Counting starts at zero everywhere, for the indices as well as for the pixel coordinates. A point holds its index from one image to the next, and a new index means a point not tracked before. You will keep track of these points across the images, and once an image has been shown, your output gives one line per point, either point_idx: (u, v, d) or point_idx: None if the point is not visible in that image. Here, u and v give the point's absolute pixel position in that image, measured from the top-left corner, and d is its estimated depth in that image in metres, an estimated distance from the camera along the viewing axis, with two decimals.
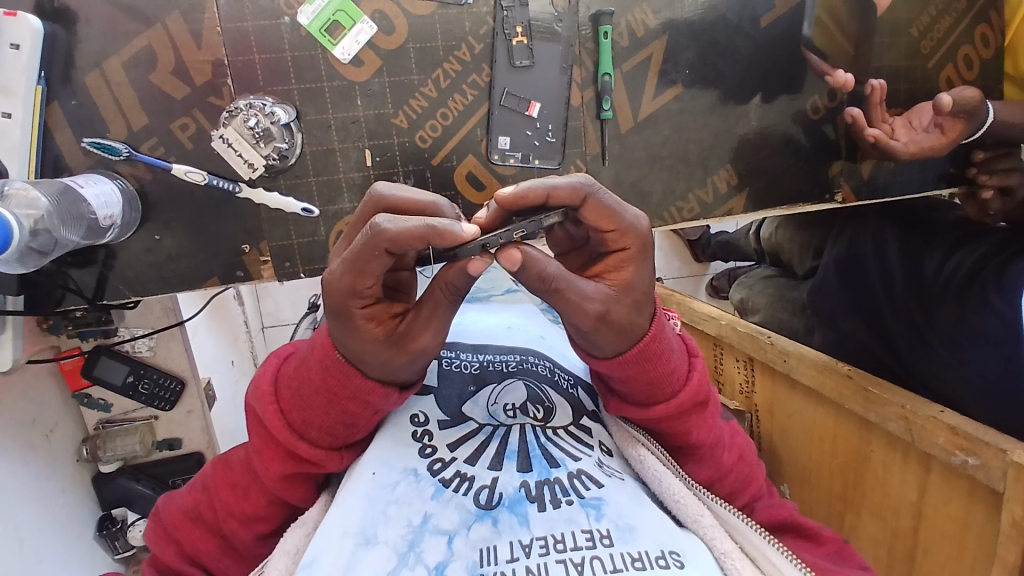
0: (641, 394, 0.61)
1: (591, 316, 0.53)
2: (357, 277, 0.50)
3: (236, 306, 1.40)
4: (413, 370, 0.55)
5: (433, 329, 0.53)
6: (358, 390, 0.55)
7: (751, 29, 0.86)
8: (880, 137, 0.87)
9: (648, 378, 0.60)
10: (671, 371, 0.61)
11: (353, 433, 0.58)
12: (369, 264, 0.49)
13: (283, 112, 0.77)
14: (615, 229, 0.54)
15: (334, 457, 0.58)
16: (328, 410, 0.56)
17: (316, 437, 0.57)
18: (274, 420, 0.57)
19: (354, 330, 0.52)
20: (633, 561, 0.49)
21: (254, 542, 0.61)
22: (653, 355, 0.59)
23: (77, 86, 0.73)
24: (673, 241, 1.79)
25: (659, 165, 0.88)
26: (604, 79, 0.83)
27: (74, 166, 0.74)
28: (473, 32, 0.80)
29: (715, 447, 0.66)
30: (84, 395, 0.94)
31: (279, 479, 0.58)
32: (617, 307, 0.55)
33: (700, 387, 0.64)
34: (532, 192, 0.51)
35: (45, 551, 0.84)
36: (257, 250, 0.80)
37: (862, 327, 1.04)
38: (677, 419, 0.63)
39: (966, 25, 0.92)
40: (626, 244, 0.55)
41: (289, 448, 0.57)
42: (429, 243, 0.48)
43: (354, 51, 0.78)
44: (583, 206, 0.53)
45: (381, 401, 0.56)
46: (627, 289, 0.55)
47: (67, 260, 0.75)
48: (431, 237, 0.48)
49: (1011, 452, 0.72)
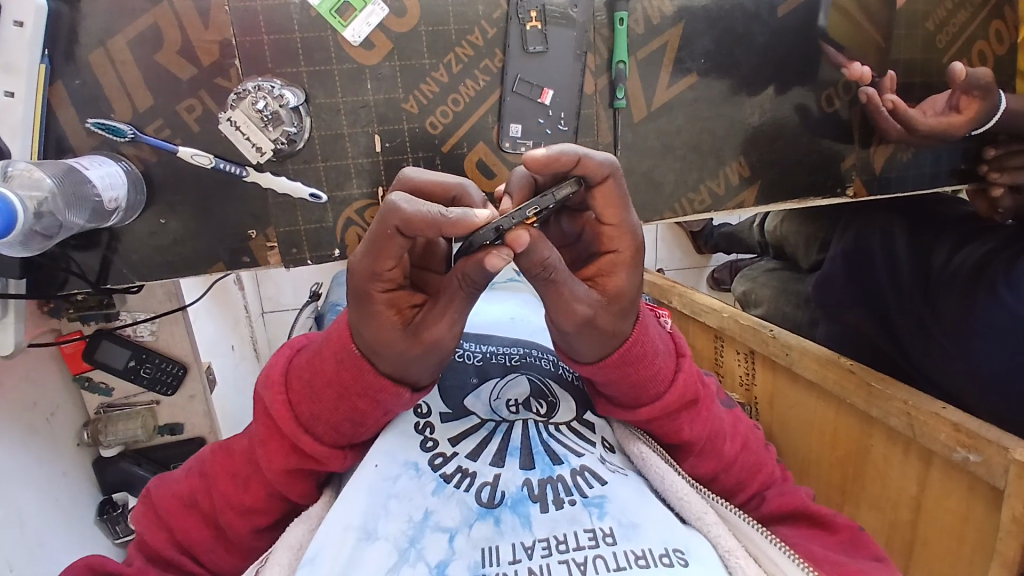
0: (626, 397, 0.60)
1: (576, 319, 0.52)
2: (378, 260, 0.49)
3: (236, 291, 1.39)
4: (430, 368, 0.54)
5: (447, 322, 0.51)
6: (370, 386, 0.54)
7: (768, 17, 0.85)
8: (899, 103, 0.86)
9: (630, 381, 0.59)
10: (656, 372, 0.60)
11: (361, 431, 0.57)
12: (385, 247, 0.49)
13: (292, 95, 0.75)
14: (616, 223, 0.54)
15: (338, 455, 0.58)
16: (337, 405, 0.55)
17: (322, 431, 0.56)
18: (282, 411, 0.56)
19: (374, 316, 0.51)
20: (637, 559, 0.48)
21: (250, 535, 0.60)
22: (635, 357, 0.58)
23: (81, 64, 0.71)
24: (676, 232, 1.78)
25: (671, 155, 0.87)
26: (618, 66, 0.81)
27: (79, 147, 0.72)
28: (486, 15, 0.79)
29: (714, 439, 0.65)
30: (86, 378, 0.94)
31: (281, 472, 0.57)
32: (605, 314, 0.54)
33: (688, 387, 0.62)
34: (563, 155, 0.49)
35: (47, 535, 0.84)
36: (263, 235, 0.79)
37: (870, 320, 1.02)
38: (668, 418, 0.62)
39: (983, 19, 0.90)
40: (616, 246, 0.54)
41: (294, 441, 0.56)
42: (441, 232, 0.47)
43: (365, 33, 0.76)
44: (601, 186, 0.52)
45: (392, 400, 0.55)
46: (616, 299, 0.54)
47: (71, 243, 0.74)
48: (443, 225, 0.47)
49: (1013, 449, 0.72)
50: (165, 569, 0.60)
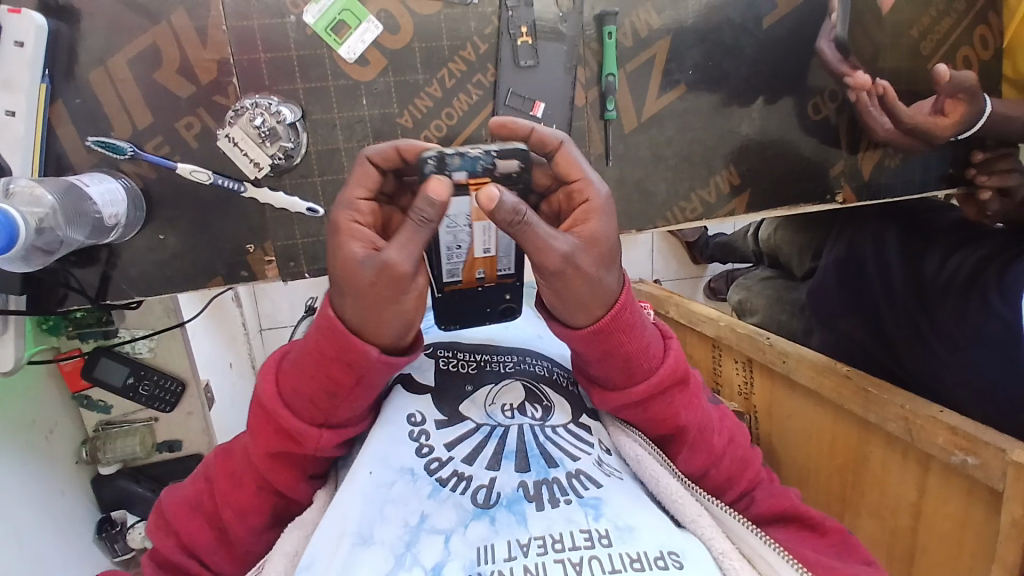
0: (619, 374, 0.62)
1: (555, 257, 0.53)
2: (352, 188, 0.55)
3: (233, 307, 1.39)
4: (390, 312, 0.53)
5: (404, 245, 0.50)
6: (341, 346, 0.54)
7: (754, 30, 0.87)
8: (889, 90, 0.84)
9: (623, 353, 0.61)
10: (645, 347, 0.62)
11: (337, 406, 0.57)
12: (361, 176, 0.56)
13: (290, 111, 0.76)
14: (579, 180, 0.58)
15: (313, 432, 0.57)
16: (314, 372, 0.56)
17: (301, 405, 0.57)
18: (267, 388, 0.58)
19: (341, 246, 0.52)
20: (632, 561, 0.48)
21: (252, 535, 0.60)
22: (626, 326, 0.60)
23: (81, 83, 0.73)
24: (670, 243, 1.79)
25: (662, 164, 0.88)
26: (608, 79, 0.83)
27: (78, 164, 0.74)
28: (478, 31, 0.81)
29: (704, 432, 0.66)
30: (85, 396, 0.94)
31: (265, 456, 0.58)
32: (584, 255, 0.55)
33: (678, 366, 0.64)
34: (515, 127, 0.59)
35: (45, 553, 0.84)
36: (260, 249, 0.80)
37: (861, 326, 1.04)
38: (661, 398, 0.63)
39: (967, 26, 0.93)
40: (587, 195, 0.57)
41: (274, 417, 0.57)
42: (400, 151, 0.56)
43: (360, 50, 0.78)
44: (557, 152, 0.58)
45: (362, 361, 0.54)
46: (592, 241, 0.55)
47: (71, 259, 0.75)
48: (401, 145, 0.57)
49: (1011, 451, 0.72)
50: (176, 575, 0.60)
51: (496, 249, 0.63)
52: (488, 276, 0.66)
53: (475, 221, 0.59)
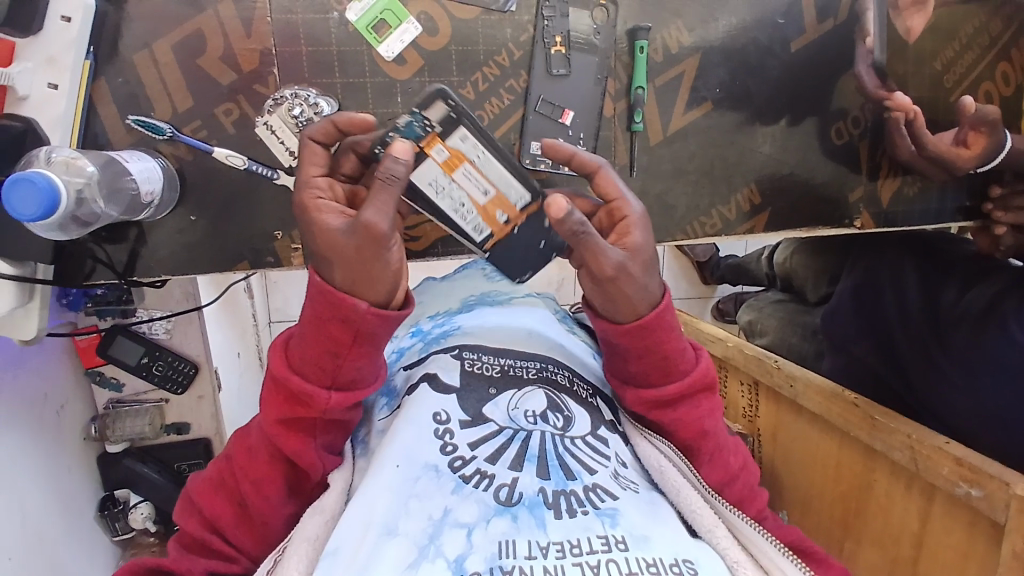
0: (657, 371, 0.64)
1: (607, 265, 0.56)
2: (306, 169, 0.60)
3: (246, 299, 1.41)
4: (380, 269, 0.54)
5: (379, 206, 0.53)
6: (334, 306, 0.56)
7: (781, 52, 0.89)
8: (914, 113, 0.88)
9: (664, 351, 0.63)
10: (682, 349, 0.64)
11: (341, 365, 0.58)
12: (312, 158, 0.60)
13: (327, 104, 0.78)
14: (616, 200, 0.62)
15: (322, 394, 0.58)
16: (313, 336, 0.57)
17: (308, 370, 0.58)
18: (274, 358, 0.60)
19: (315, 218, 0.56)
20: (648, 565, 0.49)
21: (269, 508, 0.60)
22: (669, 327, 0.62)
23: (125, 64, 0.75)
24: (682, 262, 1.80)
25: (684, 179, 0.89)
26: (637, 92, 0.85)
27: (116, 143, 0.76)
28: (513, 38, 0.83)
29: (721, 449, 0.66)
30: (97, 373, 0.94)
31: (275, 422, 0.59)
32: (634, 264, 0.58)
33: (710, 371, 0.67)
34: (559, 147, 0.61)
35: (48, 527, 0.85)
36: (288, 237, 0.81)
37: (873, 353, 1.04)
38: (690, 399, 0.65)
39: (990, 60, 0.94)
40: (624, 213, 0.61)
41: (282, 383, 0.59)
42: (338, 125, 0.61)
43: (398, 50, 0.80)
44: (596, 176, 0.62)
45: (355, 317, 0.56)
46: (636, 252, 0.59)
47: (102, 235, 0.77)
48: (335, 119, 0.61)
49: (1015, 484, 0.73)
50: (201, 552, 0.61)
51: (494, 184, 0.65)
52: (510, 215, 0.67)
53: (452, 173, 0.64)
